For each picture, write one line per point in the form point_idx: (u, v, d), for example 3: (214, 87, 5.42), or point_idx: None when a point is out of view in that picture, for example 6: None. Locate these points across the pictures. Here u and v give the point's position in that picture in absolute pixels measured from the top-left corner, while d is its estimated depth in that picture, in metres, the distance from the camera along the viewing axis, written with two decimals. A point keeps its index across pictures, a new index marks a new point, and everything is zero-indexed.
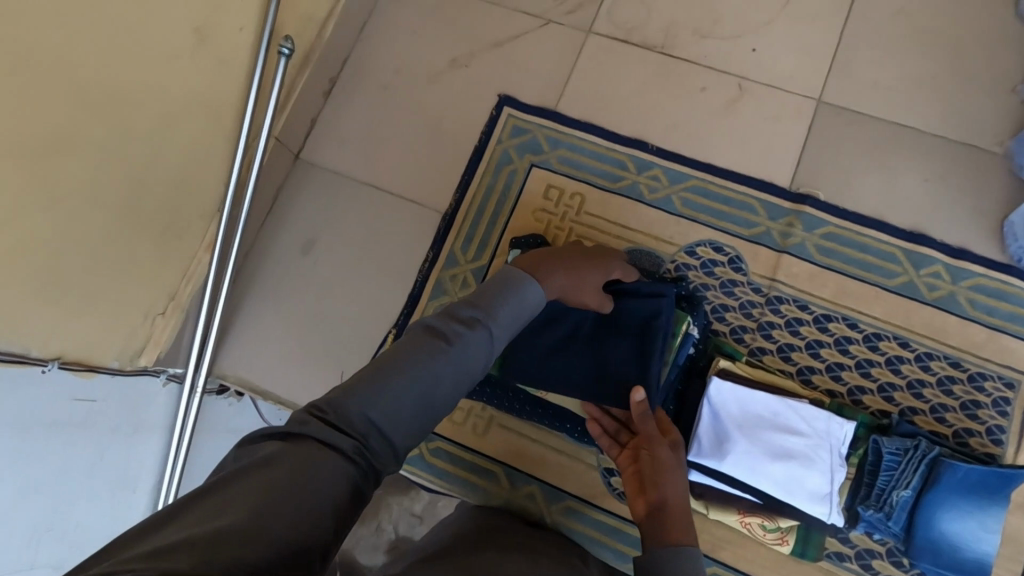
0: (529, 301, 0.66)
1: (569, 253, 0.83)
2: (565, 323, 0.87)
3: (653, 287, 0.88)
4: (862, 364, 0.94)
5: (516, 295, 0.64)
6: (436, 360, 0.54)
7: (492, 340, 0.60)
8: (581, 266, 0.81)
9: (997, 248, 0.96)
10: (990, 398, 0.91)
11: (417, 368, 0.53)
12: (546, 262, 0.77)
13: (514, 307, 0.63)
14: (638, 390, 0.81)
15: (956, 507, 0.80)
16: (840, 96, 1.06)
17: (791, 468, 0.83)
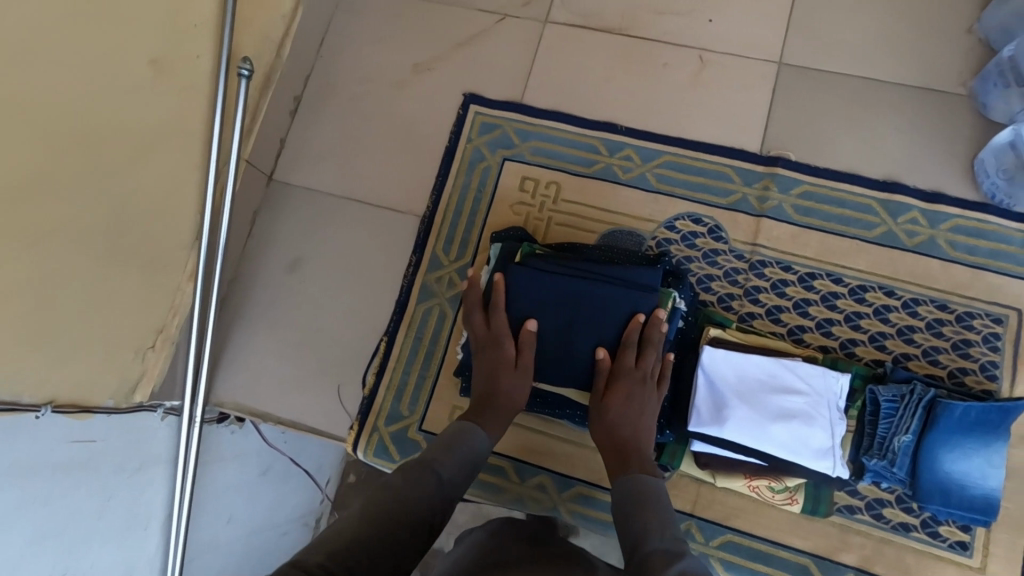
0: (476, 449, 0.79)
1: (492, 382, 0.87)
2: (558, 310, 0.88)
3: (630, 273, 0.89)
4: (851, 318, 0.94)
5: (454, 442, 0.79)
6: (394, 503, 0.66)
7: (438, 480, 0.72)
8: (505, 383, 0.87)
9: (972, 188, 0.97)
10: (980, 336, 0.92)
11: (385, 517, 0.64)
12: (485, 414, 0.85)
13: (459, 457, 0.77)
14: (528, 321, 0.88)
15: (959, 446, 0.81)
16: (800, 57, 1.06)
17: (793, 427, 0.82)
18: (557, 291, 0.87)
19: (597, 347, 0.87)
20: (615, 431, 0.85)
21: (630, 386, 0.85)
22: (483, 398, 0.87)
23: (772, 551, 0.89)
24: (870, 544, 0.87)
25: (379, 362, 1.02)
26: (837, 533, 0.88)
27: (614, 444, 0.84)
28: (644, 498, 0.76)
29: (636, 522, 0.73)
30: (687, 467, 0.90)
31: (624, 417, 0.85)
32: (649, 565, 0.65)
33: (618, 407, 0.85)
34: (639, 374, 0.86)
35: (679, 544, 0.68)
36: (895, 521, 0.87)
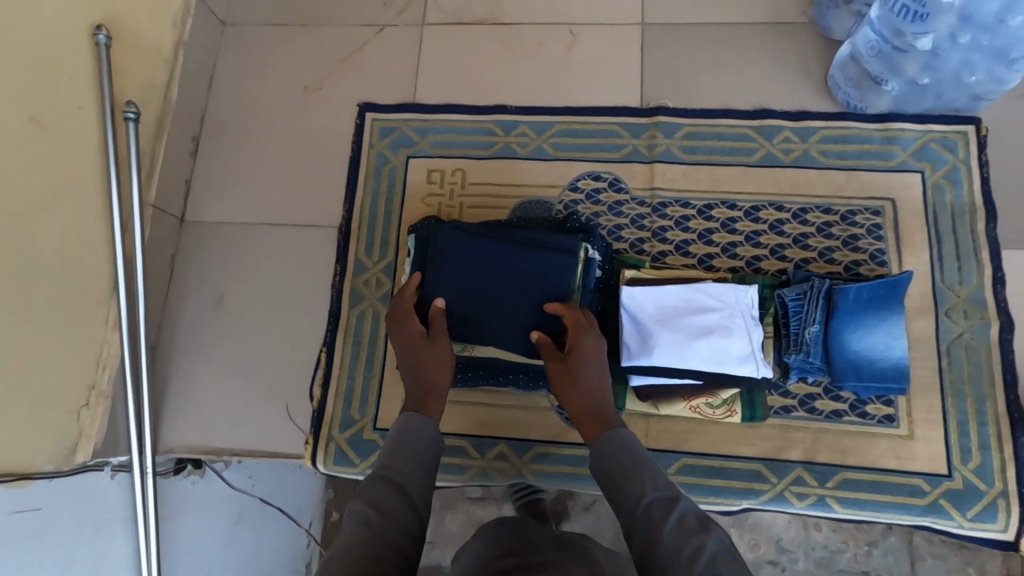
0: (432, 434, 0.75)
1: (418, 371, 0.84)
2: (489, 276, 0.89)
3: (558, 241, 0.91)
4: (751, 237, 1.02)
5: (408, 440, 0.73)
6: (376, 532, 0.60)
7: (411, 501, 0.66)
8: (430, 369, 0.84)
9: (830, 101, 1.07)
10: (865, 229, 1.01)
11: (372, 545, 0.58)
12: (423, 403, 0.81)
13: (419, 463, 0.71)
14: (438, 299, 0.89)
15: (862, 326, 0.88)
16: (659, 15, 1.15)
17: (713, 341, 0.88)
18: (483, 274, 0.89)
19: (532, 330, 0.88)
20: (583, 392, 0.83)
21: (589, 342, 0.86)
22: (413, 390, 0.83)
23: (725, 466, 0.94)
24: (810, 437, 0.94)
25: (323, 373, 1.03)
26: (779, 434, 0.94)
27: (584, 414, 0.82)
28: (625, 459, 0.74)
29: (621, 487, 0.72)
30: (632, 404, 0.95)
31: (586, 381, 0.84)
32: (651, 522, 0.65)
33: (584, 364, 0.85)
34: (592, 331, 0.88)
35: (672, 489, 0.69)
36: (827, 411, 0.94)
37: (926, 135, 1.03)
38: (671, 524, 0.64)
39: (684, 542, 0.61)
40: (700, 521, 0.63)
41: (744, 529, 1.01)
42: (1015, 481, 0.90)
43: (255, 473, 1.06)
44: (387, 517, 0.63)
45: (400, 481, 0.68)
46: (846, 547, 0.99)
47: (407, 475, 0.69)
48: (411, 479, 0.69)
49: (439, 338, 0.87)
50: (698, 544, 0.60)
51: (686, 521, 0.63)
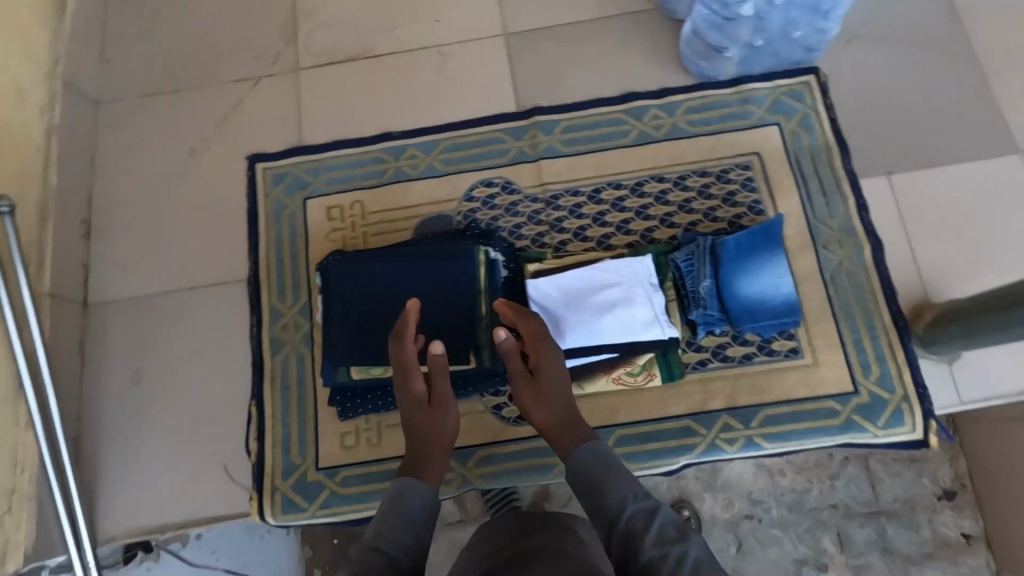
0: (422, 498, 0.74)
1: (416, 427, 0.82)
2: (394, 295, 0.92)
3: (457, 248, 0.94)
4: (640, 211, 1.08)
5: (406, 507, 0.72)
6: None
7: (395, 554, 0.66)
8: (434, 423, 0.82)
9: (685, 75, 1.15)
10: (740, 184, 1.09)
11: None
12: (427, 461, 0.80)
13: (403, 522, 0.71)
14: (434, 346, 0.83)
15: (749, 272, 0.94)
16: (519, 23, 1.22)
17: (619, 313, 0.93)
18: (387, 294, 0.92)
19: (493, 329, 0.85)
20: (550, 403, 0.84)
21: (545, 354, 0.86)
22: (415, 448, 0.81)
23: (656, 429, 0.98)
24: (729, 384, 0.99)
25: (257, 426, 1.02)
26: (701, 388, 0.99)
27: (557, 425, 0.83)
28: (597, 467, 0.76)
29: (599, 499, 0.73)
30: None
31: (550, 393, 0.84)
32: (632, 533, 0.67)
33: (546, 378, 0.84)
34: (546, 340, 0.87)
35: (648, 498, 0.72)
36: (739, 357, 1.00)
37: (775, 91, 1.13)
38: (652, 535, 0.66)
39: (665, 552, 0.63)
40: (679, 530, 0.65)
41: (715, 490, 1.04)
42: (914, 383, 0.98)
43: (218, 546, 1.02)
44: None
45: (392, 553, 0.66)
46: (812, 486, 1.03)
47: (397, 545, 0.67)
48: (405, 550, 0.67)
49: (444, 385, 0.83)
50: (678, 554, 0.62)
51: (666, 530, 0.65)
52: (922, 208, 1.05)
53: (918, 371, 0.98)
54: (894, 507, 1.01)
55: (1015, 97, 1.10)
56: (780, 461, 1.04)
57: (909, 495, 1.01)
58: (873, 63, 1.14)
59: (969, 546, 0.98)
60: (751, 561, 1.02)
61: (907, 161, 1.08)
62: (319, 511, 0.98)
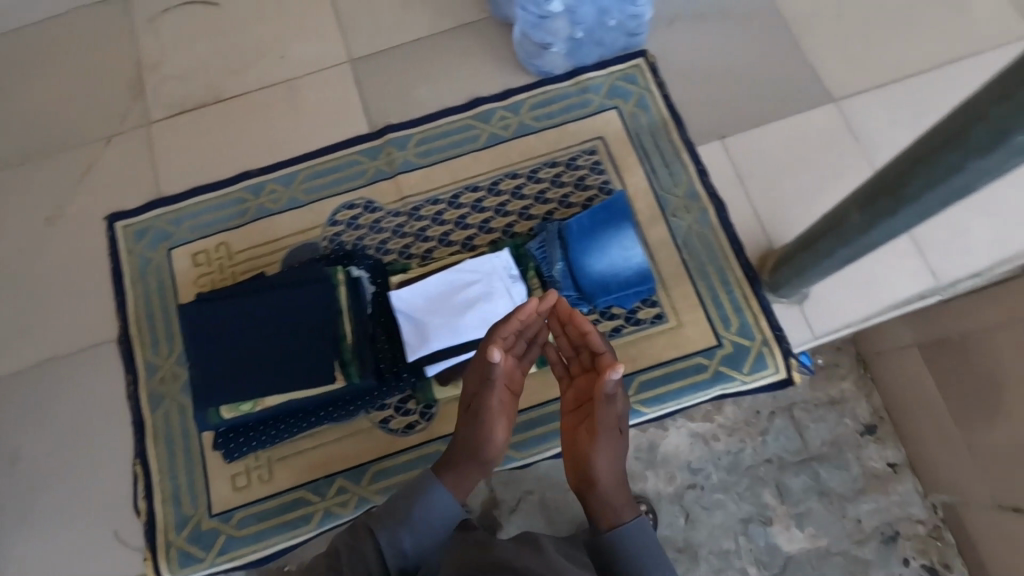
0: (447, 506, 0.81)
1: (470, 424, 0.84)
2: (252, 328, 0.91)
3: (311, 272, 0.96)
4: (499, 209, 1.12)
5: (425, 513, 0.80)
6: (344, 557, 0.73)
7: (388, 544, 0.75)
8: (482, 428, 0.83)
9: (524, 75, 1.21)
10: (588, 168, 1.14)
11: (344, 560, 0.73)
12: (466, 460, 0.85)
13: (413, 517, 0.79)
14: (493, 352, 0.78)
15: (595, 248, 0.99)
16: (362, 48, 1.25)
17: (480, 309, 0.96)
18: (242, 329, 0.91)
19: (619, 365, 0.77)
20: (606, 461, 0.81)
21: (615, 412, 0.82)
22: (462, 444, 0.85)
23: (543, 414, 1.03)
24: None
25: (143, 485, 1.00)
26: None
27: (604, 481, 0.81)
28: (632, 549, 0.76)
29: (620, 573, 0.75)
30: (440, 393, 1.00)
31: (609, 453, 0.81)
32: None
33: (610, 435, 0.82)
34: (622, 405, 0.83)
35: None
36: (608, 331, 1.04)
37: (609, 77, 1.19)
38: None
39: None
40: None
41: (655, 467, 1.08)
42: (770, 327, 1.04)
43: None
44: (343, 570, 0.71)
45: (378, 546, 0.75)
46: (745, 446, 1.09)
47: (395, 541, 0.76)
48: (398, 551, 0.75)
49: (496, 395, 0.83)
50: None
51: None
52: (757, 166, 1.13)
53: (774, 316, 1.04)
54: (822, 450, 1.08)
55: (824, 54, 1.19)
56: (711, 427, 1.09)
57: (835, 436, 1.08)
58: (697, 40, 1.22)
59: (896, 473, 1.06)
60: (700, 529, 1.06)
61: (738, 125, 1.15)
62: (217, 558, 0.97)
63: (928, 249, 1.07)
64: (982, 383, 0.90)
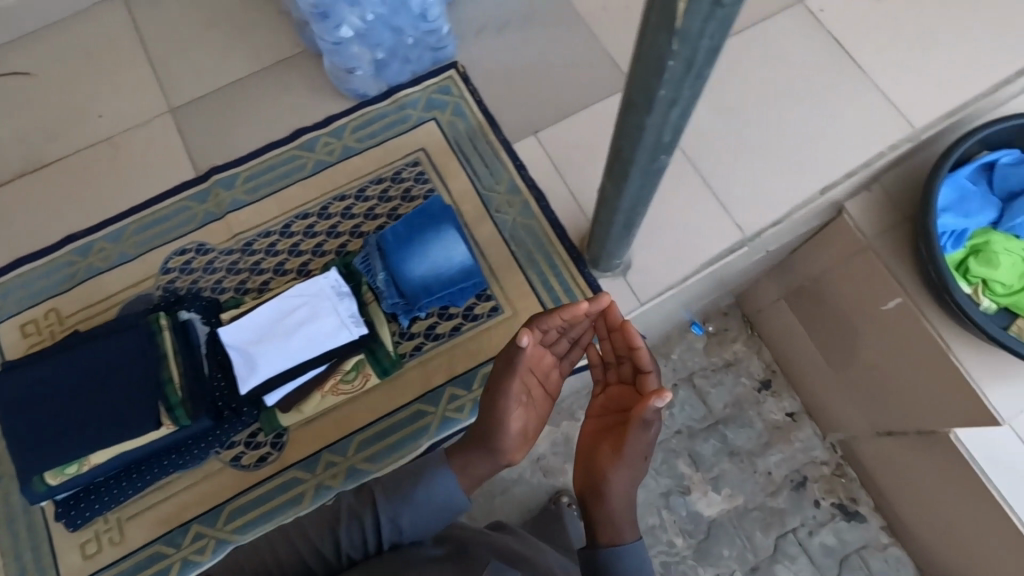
0: (444, 497, 0.79)
1: (486, 408, 0.83)
2: (66, 387, 0.90)
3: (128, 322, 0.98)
4: (330, 231, 1.15)
5: (428, 496, 0.79)
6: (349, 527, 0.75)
7: (393, 519, 0.76)
8: (496, 415, 0.81)
9: (342, 101, 1.24)
10: (413, 179, 1.18)
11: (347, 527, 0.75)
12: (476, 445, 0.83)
13: (419, 496, 0.78)
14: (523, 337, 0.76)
15: (412, 254, 1.02)
16: (181, 96, 1.26)
17: (308, 331, 0.98)
18: (56, 390, 0.90)
19: (666, 397, 0.75)
20: (620, 480, 0.81)
21: (643, 436, 0.81)
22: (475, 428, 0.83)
23: (388, 424, 1.03)
24: (444, 358, 1.07)
25: None
26: (420, 371, 1.06)
27: (612, 496, 0.80)
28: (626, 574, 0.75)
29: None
30: (286, 420, 1.01)
31: (627, 476, 0.81)
32: None
33: (635, 457, 0.81)
34: (651, 434, 0.82)
35: None
36: (448, 331, 1.08)
37: (425, 91, 1.24)
38: None
39: None
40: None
41: None
42: None
43: None
44: (338, 538, 0.73)
45: (378, 520, 0.75)
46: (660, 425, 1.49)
47: (399, 518, 0.76)
48: (396, 525, 0.76)
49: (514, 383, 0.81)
50: None
51: None
52: (570, 153, 1.19)
53: (601, 290, 1.10)
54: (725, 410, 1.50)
55: (618, 42, 1.28)
56: None
57: (734, 398, 1.51)
58: (501, 46, 1.28)
59: (792, 421, 1.50)
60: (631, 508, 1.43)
61: (548, 119, 1.22)
62: None
63: (733, 207, 1.15)
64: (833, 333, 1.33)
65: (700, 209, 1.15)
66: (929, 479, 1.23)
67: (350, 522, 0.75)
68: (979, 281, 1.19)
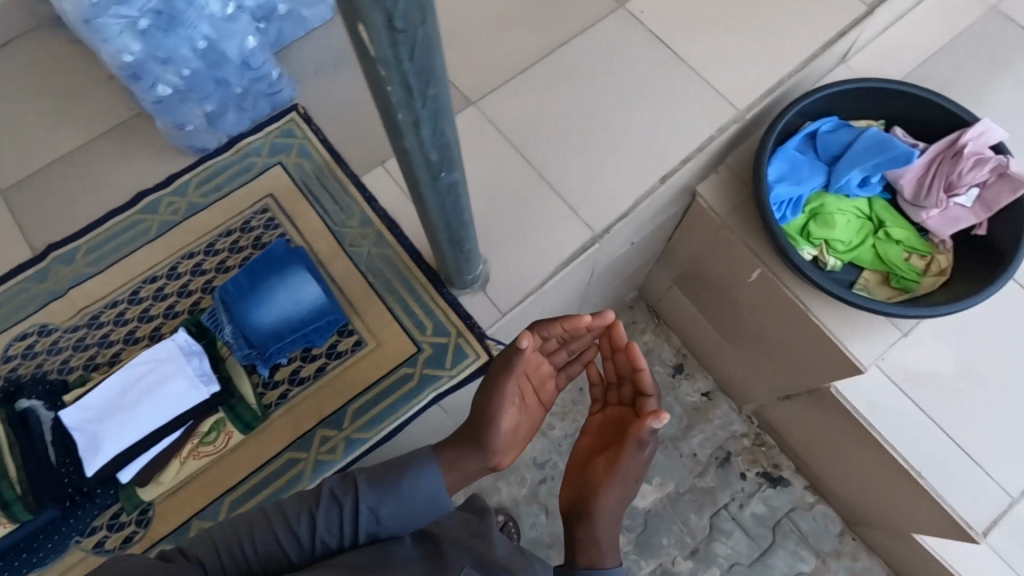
0: (431, 488, 0.87)
1: (481, 410, 0.94)
2: None
3: None
4: (181, 291, 1.12)
5: (415, 485, 0.88)
6: (333, 510, 0.84)
7: (372, 512, 0.85)
8: (490, 419, 0.92)
9: (181, 158, 1.22)
10: (262, 226, 1.17)
11: (328, 510, 0.84)
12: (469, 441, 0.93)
13: (402, 491, 0.86)
14: (523, 340, 0.87)
15: (258, 302, 1.03)
16: (12, 176, 1.21)
17: (155, 399, 0.96)
18: None
19: (663, 419, 0.93)
20: (609, 493, 0.97)
21: (634, 455, 0.98)
22: (470, 428, 0.94)
23: (259, 481, 1.00)
24: (312, 402, 1.05)
25: None
26: (288, 419, 1.04)
27: (596, 506, 0.97)
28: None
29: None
30: (147, 494, 0.97)
31: (615, 492, 0.97)
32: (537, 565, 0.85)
33: (625, 471, 0.98)
34: (643, 458, 0.99)
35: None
36: (313, 373, 1.07)
37: (267, 137, 1.24)
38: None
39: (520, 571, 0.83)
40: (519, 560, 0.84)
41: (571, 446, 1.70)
42: (463, 319, 1.10)
43: None
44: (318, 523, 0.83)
45: (359, 508, 0.85)
46: None
47: (377, 515, 0.85)
48: (375, 517, 0.85)
49: (511, 382, 0.93)
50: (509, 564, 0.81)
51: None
52: None
53: (463, 308, 1.11)
54: None
55: (455, 65, 1.31)
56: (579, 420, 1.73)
57: None
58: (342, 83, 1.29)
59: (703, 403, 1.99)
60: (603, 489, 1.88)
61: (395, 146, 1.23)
62: None
63: (583, 207, 1.19)
64: (734, 312, 1.62)
65: (551, 214, 1.18)
66: (826, 456, 1.70)
67: (333, 509, 0.85)
68: (822, 242, 1.28)
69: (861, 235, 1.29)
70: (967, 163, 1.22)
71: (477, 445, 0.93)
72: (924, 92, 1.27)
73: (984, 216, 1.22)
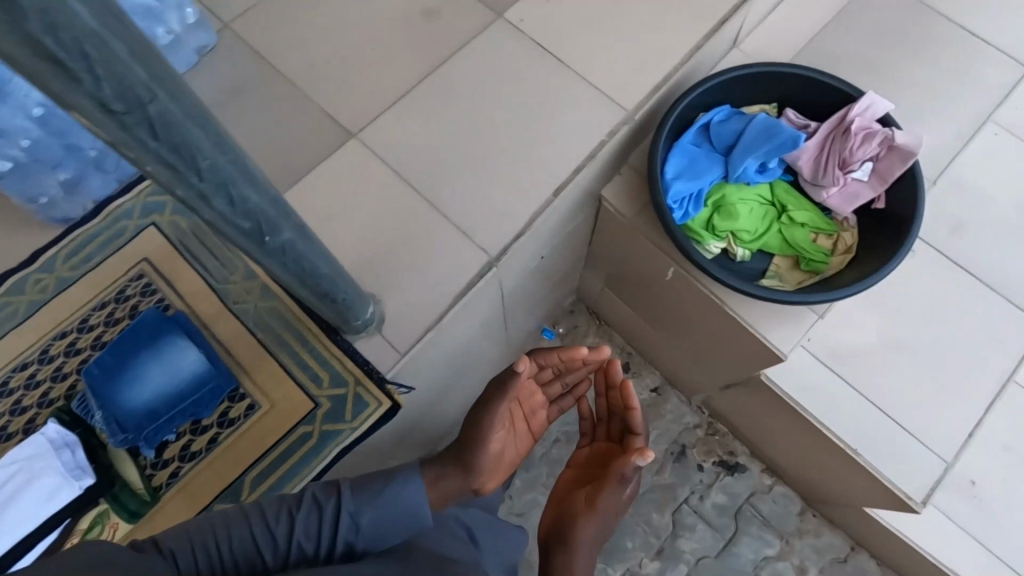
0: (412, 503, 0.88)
1: (473, 428, 0.99)
2: None
3: None
4: (54, 376, 1.05)
5: (402, 494, 0.89)
6: (315, 515, 0.85)
7: (351, 518, 0.86)
8: (480, 437, 0.97)
9: (44, 232, 1.13)
10: (139, 294, 1.10)
11: (311, 514, 0.85)
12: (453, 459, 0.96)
13: (384, 499, 0.88)
14: (521, 363, 0.99)
15: (132, 381, 1.01)
16: None
17: (24, 501, 0.92)
18: None
19: (648, 456, 1.02)
20: (587, 525, 1.01)
21: (615, 488, 1.05)
22: (457, 448, 0.98)
23: None
24: (206, 476, 1.00)
25: None
26: (181, 499, 0.98)
27: (573, 532, 1.01)
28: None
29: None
30: None
31: (594, 525, 1.01)
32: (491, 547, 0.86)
33: (607, 504, 1.04)
34: (624, 498, 1.07)
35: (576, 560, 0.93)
36: (205, 446, 1.01)
37: (137, 197, 1.16)
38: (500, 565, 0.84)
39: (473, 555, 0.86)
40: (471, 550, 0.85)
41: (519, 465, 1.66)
42: (360, 366, 1.04)
43: None
44: (301, 526, 0.84)
45: (341, 513, 0.86)
46: None
47: (357, 523, 0.85)
48: (355, 523, 0.85)
49: (507, 403, 1.00)
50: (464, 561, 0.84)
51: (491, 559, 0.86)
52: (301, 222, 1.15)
53: (361, 356, 1.05)
54: None
55: (332, 99, 1.27)
56: None
57: None
58: None
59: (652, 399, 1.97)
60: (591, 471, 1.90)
61: None
62: None
63: (476, 231, 1.15)
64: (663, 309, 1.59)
65: (443, 243, 1.14)
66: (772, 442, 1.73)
67: (313, 513, 0.85)
68: (728, 235, 1.26)
69: (767, 221, 1.27)
70: (857, 138, 1.22)
71: (463, 461, 0.96)
72: (808, 71, 1.26)
73: (880, 189, 1.22)
